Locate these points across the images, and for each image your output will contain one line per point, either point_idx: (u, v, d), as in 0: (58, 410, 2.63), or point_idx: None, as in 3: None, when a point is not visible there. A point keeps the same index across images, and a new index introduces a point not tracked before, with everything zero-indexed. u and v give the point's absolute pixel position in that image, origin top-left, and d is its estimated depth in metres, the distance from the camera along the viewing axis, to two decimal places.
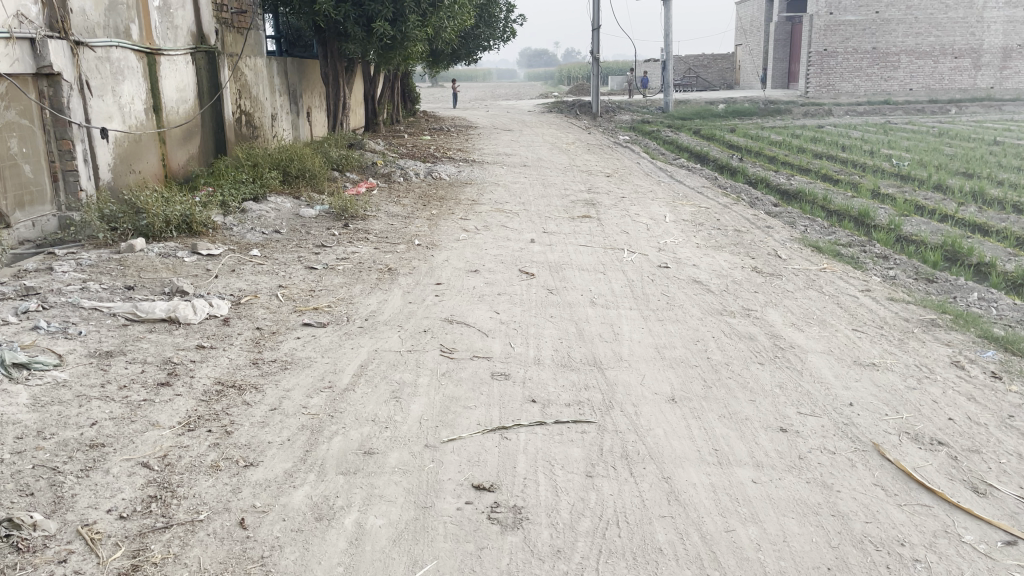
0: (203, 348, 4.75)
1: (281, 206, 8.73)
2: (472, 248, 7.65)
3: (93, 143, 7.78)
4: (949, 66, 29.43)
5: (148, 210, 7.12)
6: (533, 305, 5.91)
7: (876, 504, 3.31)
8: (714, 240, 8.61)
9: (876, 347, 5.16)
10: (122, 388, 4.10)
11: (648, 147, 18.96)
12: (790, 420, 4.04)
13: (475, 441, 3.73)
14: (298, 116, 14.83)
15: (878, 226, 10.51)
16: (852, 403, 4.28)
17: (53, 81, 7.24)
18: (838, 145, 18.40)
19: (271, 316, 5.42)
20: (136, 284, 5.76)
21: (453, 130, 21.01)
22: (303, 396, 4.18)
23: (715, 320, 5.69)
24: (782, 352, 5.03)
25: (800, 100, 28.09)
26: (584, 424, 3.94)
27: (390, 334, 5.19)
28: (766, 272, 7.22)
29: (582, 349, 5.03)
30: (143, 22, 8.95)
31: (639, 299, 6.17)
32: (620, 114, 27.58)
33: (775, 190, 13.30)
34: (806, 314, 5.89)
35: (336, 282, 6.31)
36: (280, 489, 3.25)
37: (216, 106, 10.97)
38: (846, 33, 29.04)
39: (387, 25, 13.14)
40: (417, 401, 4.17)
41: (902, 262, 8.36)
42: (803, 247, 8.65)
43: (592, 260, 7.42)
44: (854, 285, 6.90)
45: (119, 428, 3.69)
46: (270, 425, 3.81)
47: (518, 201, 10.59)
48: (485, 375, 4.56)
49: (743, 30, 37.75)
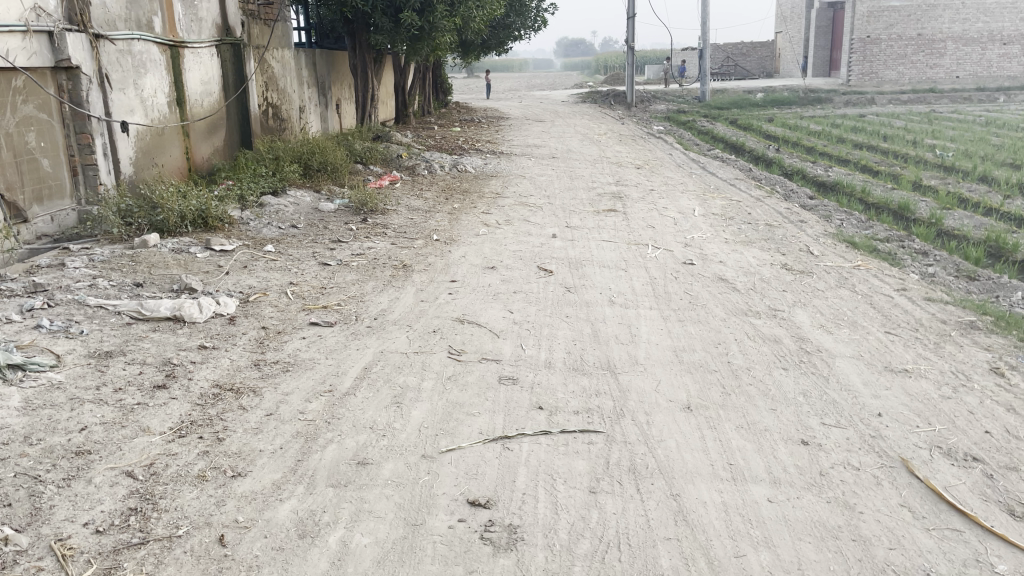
0: (205, 348, 4.63)
1: (300, 200, 8.63)
2: (492, 243, 7.46)
3: (112, 137, 7.72)
4: (997, 53, 28.50)
5: (163, 204, 7.04)
6: (549, 304, 5.72)
7: (902, 528, 3.06)
8: (744, 235, 8.32)
9: (909, 352, 4.88)
10: (117, 390, 3.99)
11: (682, 138, 18.56)
12: (813, 432, 3.80)
13: (475, 452, 3.55)
14: (327, 107, 14.74)
15: (918, 221, 10.12)
16: (880, 414, 4.02)
17: (71, 74, 7.18)
18: (879, 135, 17.84)
19: (279, 315, 5.29)
20: (146, 281, 5.68)
21: (484, 121, 20.80)
22: (301, 400, 4.03)
23: (739, 320, 5.44)
24: (809, 356, 4.77)
25: (841, 88, 27.36)
26: (591, 434, 3.73)
27: (397, 335, 5.03)
28: (796, 269, 6.93)
29: (596, 351, 4.82)
30: (166, 15, 8.89)
31: (660, 297, 5.95)
32: (655, 103, 27.10)
33: (812, 181, 12.90)
34: (836, 315, 5.60)
35: (348, 279, 6.17)
36: (266, 503, 3.11)
37: (241, 98, 10.90)
38: (890, 20, 28.23)
39: (415, 16, 13.00)
40: (419, 407, 4.00)
41: (942, 259, 8.00)
42: (837, 242, 8.32)
43: (615, 256, 7.19)
44: (889, 283, 6.58)
45: (108, 433, 3.57)
46: (264, 433, 3.67)
47: (543, 194, 10.38)
48: (492, 379, 4.37)
49: (784, 17, 36.93)
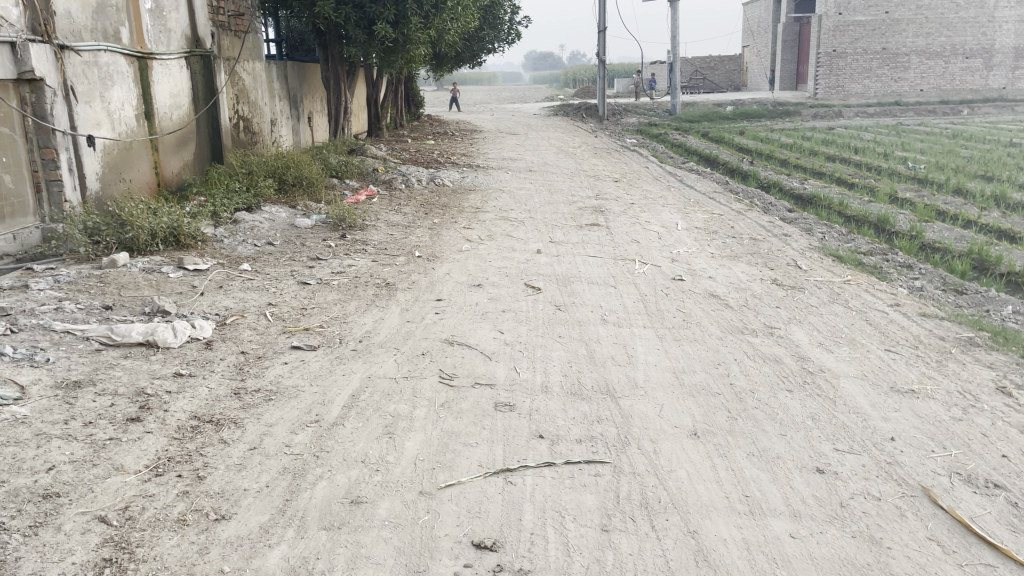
0: (181, 376, 4.36)
1: (275, 216, 8.36)
2: (476, 260, 7.27)
3: (78, 151, 7.40)
4: (960, 67, 29.03)
5: (132, 223, 6.73)
6: (540, 324, 5.52)
7: (933, 565, 2.91)
8: (730, 250, 8.21)
9: (912, 371, 4.75)
10: (86, 425, 3.71)
11: (656, 150, 18.52)
12: (827, 459, 3.64)
13: (476, 487, 3.33)
14: (300, 121, 14.45)
15: (898, 233, 10.12)
16: (894, 438, 3.88)
17: (35, 87, 6.86)
18: (851, 148, 17.95)
19: (258, 338, 5.03)
20: (116, 303, 5.39)
21: (458, 134, 20.63)
22: (287, 432, 3.78)
23: (736, 339, 5.28)
24: (812, 377, 4.62)
25: (810, 100, 27.64)
26: (598, 465, 3.54)
27: (385, 358, 4.80)
28: (787, 284, 6.81)
29: (594, 374, 4.63)
30: (133, 25, 8.60)
31: (654, 315, 5.78)
32: (627, 117, 27.11)
33: (789, 194, 12.89)
34: (834, 332, 5.47)
35: (329, 299, 5.93)
36: (254, 549, 2.87)
37: (212, 111, 10.60)
38: (856, 34, 28.56)
39: (389, 27, 12.79)
40: (412, 437, 3.78)
41: (927, 272, 7.96)
42: (823, 256, 8.23)
43: (602, 272, 7.03)
44: (882, 298, 6.49)
45: (79, 473, 3.30)
46: (248, 469, 3.42)
47: (524, 208, 10.21)
48: (488, 406, 4.15)
49: (751, 31, 37.29)
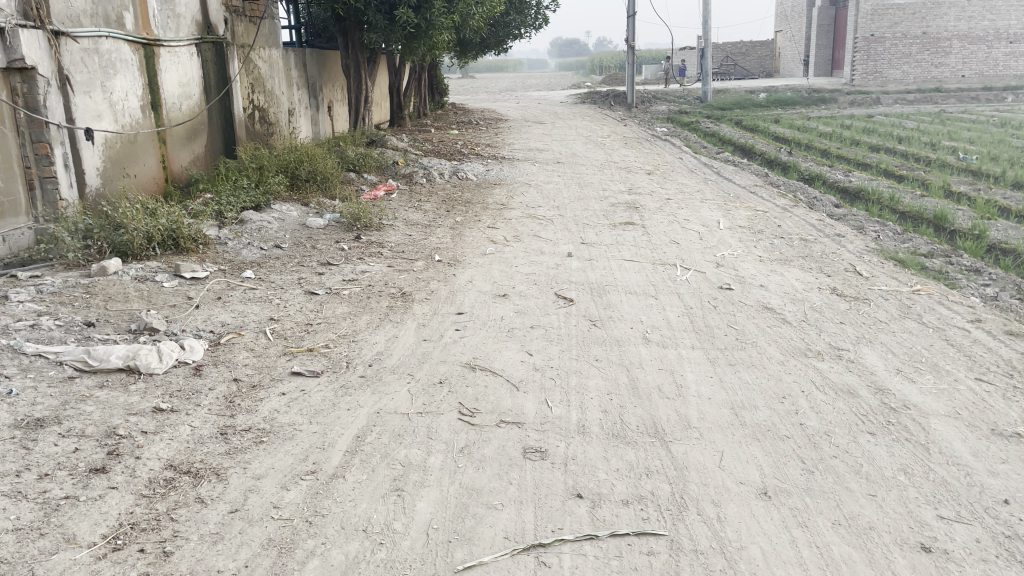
0: (161, 412, 3.77)
1: (286, 215, 7.78)
2: (501, 265, 6.63)
3: (75, 145, 6.82)
4: (1004, 52, 27.77)
5: (127, 225, 6.18)
6: (574, 343, 4.89)
7: None
8: (779, 252, 7.49)
9: (1013, 409, 4.03)
10: (41, 478, 3.13)
11: (689, 140, 17.72)
12: (933, 531, 2.98)
13: (502, 569, 2.73)
14: (319, 110, 13.82)
15: (958, 231, 9.35)
16: (1008, 500, 3.20)
17: (26, 76, 6.26)
18: (894, 137, 17.02)
19: (255, 361, 4.44)
20: (100, 319, 4.82)
21: (482, 123, 19.89)
22: (276, 488, 3.18)
23: (799, 364, 4.60)
24: (896, 415, 3.93)
25: (847, 87, 26.58)
26: (652, 539, 2.91)
27: (397, 388, 4.17)
28: (850, 294, 6.09)
29: (638, 410, 3.97)
30: (138, 10, 8.03)
31: (702, 333, 5.11)
32: (657, 104, 26.21)
33: (834, 187, 12.10)
34: (912, 356, 4.76)
35: (338, 312, 5.32)
36: None
37: (224, 102, 10.00)
38: (894, 18, 27.48)
39: (411, 12, 12.13)
40: (425, 496, 3.16)
41: (998, 277, 7.21)
42: (883, 259, 7.46)
43: (641, 278, 6.38)
44: (959, 312, 5.75)
45: (21, 547, 2.72)
46: (225, 542, 2.82)
47: (552, 204, 9.55)
48: (516, 453, 3.52)
49: (784, 15, 36.15)
